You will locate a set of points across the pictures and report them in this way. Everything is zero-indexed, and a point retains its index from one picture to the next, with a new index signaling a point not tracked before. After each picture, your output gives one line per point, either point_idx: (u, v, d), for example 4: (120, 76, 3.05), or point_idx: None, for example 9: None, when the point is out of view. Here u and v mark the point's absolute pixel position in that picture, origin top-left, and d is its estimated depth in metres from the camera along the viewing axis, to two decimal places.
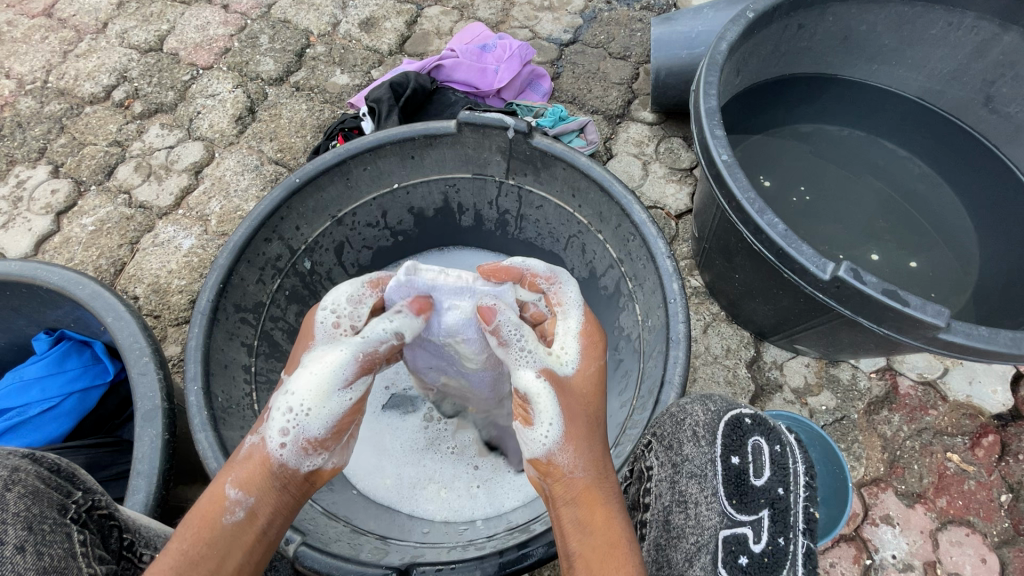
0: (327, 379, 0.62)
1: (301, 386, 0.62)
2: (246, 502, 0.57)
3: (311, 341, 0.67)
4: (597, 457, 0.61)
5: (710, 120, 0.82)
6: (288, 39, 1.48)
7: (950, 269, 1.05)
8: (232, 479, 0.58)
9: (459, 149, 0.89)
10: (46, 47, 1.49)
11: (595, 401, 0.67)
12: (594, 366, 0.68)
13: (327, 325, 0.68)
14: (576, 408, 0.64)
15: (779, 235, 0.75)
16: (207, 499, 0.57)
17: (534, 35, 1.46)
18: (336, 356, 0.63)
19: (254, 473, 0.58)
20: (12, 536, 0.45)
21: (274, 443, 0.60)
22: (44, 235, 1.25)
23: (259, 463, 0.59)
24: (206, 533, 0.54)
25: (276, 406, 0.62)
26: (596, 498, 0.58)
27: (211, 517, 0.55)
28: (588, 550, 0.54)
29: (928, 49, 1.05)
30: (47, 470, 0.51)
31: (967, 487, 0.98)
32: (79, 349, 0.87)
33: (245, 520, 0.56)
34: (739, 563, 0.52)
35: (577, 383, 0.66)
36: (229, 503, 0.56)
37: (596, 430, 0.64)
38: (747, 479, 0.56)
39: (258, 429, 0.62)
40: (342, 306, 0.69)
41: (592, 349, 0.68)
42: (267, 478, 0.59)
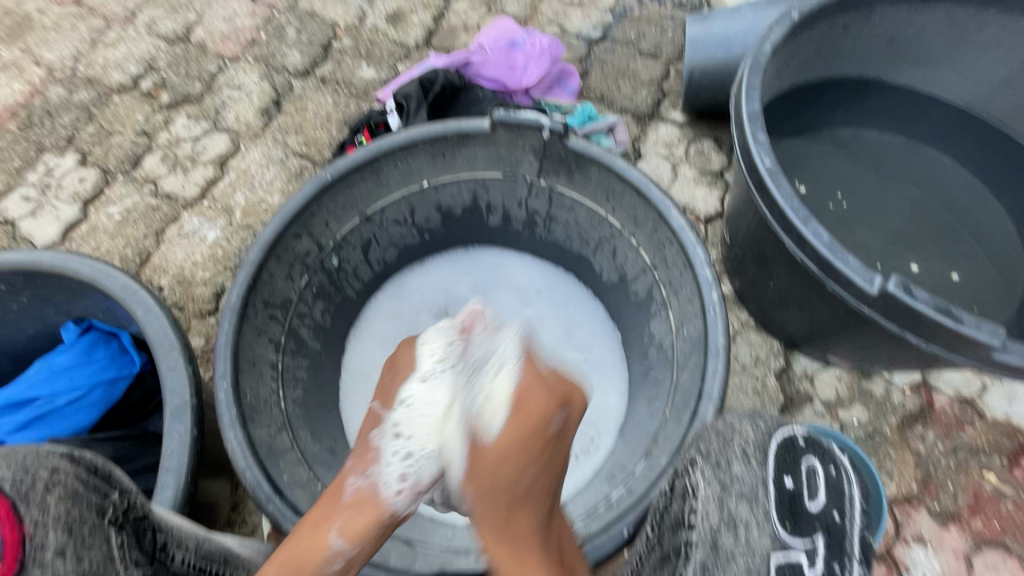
0: (438, 422, 0.66)
1: (413, 425, 0.66)
2: (346, 553, 0.58)
3: (403, 373, 0.73)
4: (503, 513, 0.57)
5: (753, 124, 0.80)
6: (315, 31, 1.47)
7: (993, 283, 1.02)
8: (338, 527, 0.59)
9: (492, 148, 0.88)
10: (75, 35, 1.49)
11: (515, 467, 0.58)
12: (519, 431, 0.60)
13: (422, 355, 0.73)
14: (488, 471, 0.59)
15: (825, 246, 0.72)
16: (309, 542, 0.57)
17: (562, 32, 1.44)
18: (439, 393, 0.68)
19: (363, 525, 0.59)
20: (53, 540, 0.45)
21: (387, 486, 0.63)
22: (72, 224, 1.25)
23: (372, 510, 0.61)
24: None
25: (387, 447, 0.66)
26: (499, 548, 0.56)
27: (310, 563, 0.56)
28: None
29: (978, 53, 1.01)
30: (86, 470, 0.49)
31: (1004, 509, 0.95)
32: (106, 340, 0.88)
33: (342, 572, 0.57)
34: None
35: (496, 443, 0.60)
36: (331, 552, 0.57)
37: (511, 493, 0.58)
38: (802, 503, 0.53)
39: (364, 471, 0.64)
40: (433, 339, 0.74)
41: (526, 408, 0.61)
42: (371, 533, 0.59)
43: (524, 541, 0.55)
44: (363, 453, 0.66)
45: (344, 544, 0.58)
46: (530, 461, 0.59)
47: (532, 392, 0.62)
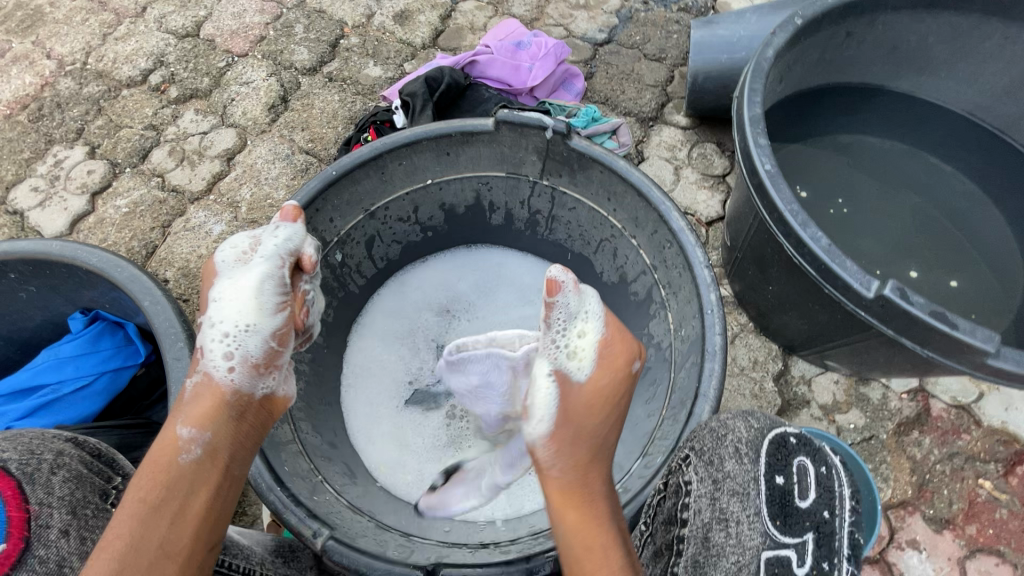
0: (253, 306, 0.63)
1: (226, 314, 0.62)
2: (201, 439, 0.59)
3: (215, 278, 0.65)
4: (584, 461, 0.62)
5: (754, 128, 0.81)
6: (323, 29, 1.48)
7: (992, 291, 1.02)
8: (183, 421, 0.59)
9: (496, 147, 0.89)
10: (86, 29, 1.51)
11: (598, 414, 0.64)
12: (609, 379, 0.65)
13: (227, 259, 0.65)
14: (577, 417, 0.63)
15: (823, 250, 0.73)
16: (160, 442, 0.58)
17: (568, 34, 1.45)
18: (253, 287, 0.63)
19: (206, 410, 0.60)
20: (58, 520, 0.53)
21: (217, 371, 0.62)
22: (80, 215, 1.27)
23: (212, 401, 0.61)
24: (161, 477, 0.56)
25: (206, 339, 0.63)
26: (573, 500, 0.59)
27: (164, 459, 0.57)
28: (567, 550, 0.57)
29: (980, 63, 1.01)
30: (89, 455, 0.60)
31: (999, 516, 0.95)
32: (112, 330, 0.89)
33: (201, 457, 0.58)
34: None
35: (584, 394, 0.64)
36: (182, 443, 0.58)
37: (593, 440, 0.63)
38: (793, 500, 0.54)
39: (196, 368, 0.63)
40: (239, 242, 0.65)
41: (614, 361, 0.65)
42: (220, 416, 0.60)
43: (597, 488, 0.61)
44: (194, 356, 0.63)
45: (194, 434, 0.59)
46: (608, 408, 0.65)
47: (619, 343, 0.66)
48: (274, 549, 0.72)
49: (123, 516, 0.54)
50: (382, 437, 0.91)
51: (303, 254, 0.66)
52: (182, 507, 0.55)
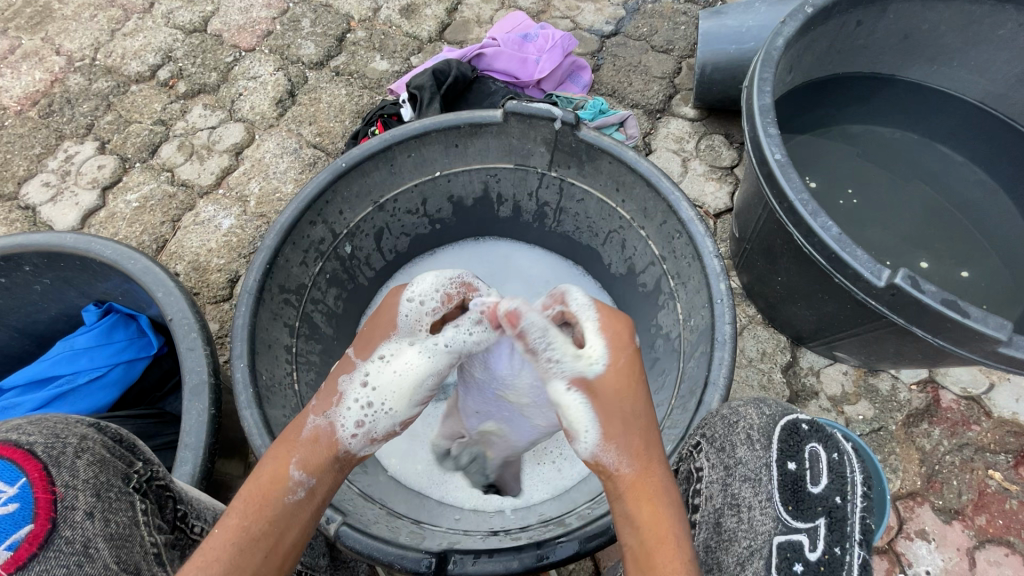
0: (408, 389, 0.65)
1: (383, 382, 0.65)
2: (307, 483, 0.57)
3: (392, 331, 0.69)
4: (645, 450, 0.57)
5: (764, 118, 0.80)
6: (330, 23, 1.49)
7: (1002, 281, 1.01)
8: (298, 460, 0.58)
9: (504, 139, 0.89)
10: (94, 25, 1.52)
11: (632, 397, 0.60)
12: (624, 360, 0.61)
13: (411, 317, 0.69)
14: (615, 402, 0.59)
15: (833, 239, 0.73)
16: (269, 476, 0.57)
17: (575, 26, 1.44)
18: (419, 370, 0.66)
19: (321, 456, 0.59)
20: (82, 502, 0.46)
21: (343, 429, 0.62)
22: (91, 210, 1.28)
23: (328, 448, 0.60)
24: (266, 512, 0.54)
25: (350, 393, 0.64)
26: (646, 493, 0.55)
27: (272, 495, 0.56)
28: (637, 546, 0.52)
29: (993, 51, 1.00)
30: (110, 439, 0.52)
31: (1009, 507, 0.95)
32: (125, 322, 0.90)
33: (304, 500, 0.57)
34: (794, 570, 0.51)
35: (609, 382, 0.60)
36: (292, 483, 0.57)
37: (642, 424, 0.59)
38: (804, 486, 0.55)
39: (325, 411, 0.63)
40: (428, 296, 0.70)
41: (619, 339, 0.62)
42: (331, 462, 0.60)
43: (666, 479, 0.57)
44: (327, 394, 0.64)
45: (303, 474, 0.58)
46: (637, 386, 0.61)
47: (614, 322, 0.64)
48: None
49: (213, 546, 0.52)
50: None
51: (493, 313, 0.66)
52: (274, 542, 0.54)
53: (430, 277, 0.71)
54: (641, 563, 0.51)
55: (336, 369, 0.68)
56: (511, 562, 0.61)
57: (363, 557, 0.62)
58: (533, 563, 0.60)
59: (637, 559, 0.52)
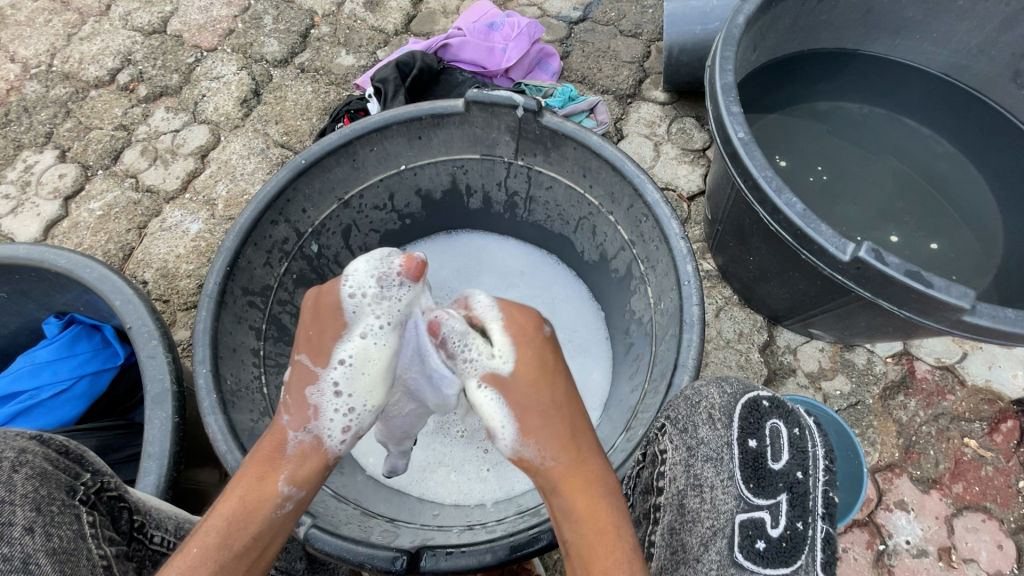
0: (381, 379, 0.65)
1: (358, 387, 0.63)
2: (296, 497, 0.57)
3: (341, 329, 0.65)
4: (567, 437, 0.57)
5: (726, 97, 0.80)
6: (293, 19, 1.45)
7: (971, 251, 1.02)
8: (286, 475, 0.57)
9: (467, 129, 0.87)
10: (50, 30, 1.47)
11: (546, 385, 0.60)
12: (534, 351, 0.62)
13: (356, 309, 0.66)
14: (528, 395, 0.59)
15: (798, 215, 0.73)
16: (254, 491, 0.55)
17: (542, 13, 1.42)
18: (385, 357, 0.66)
19: (309, 470, 0.58)
20: (21, 518, 0.46)
21: (331, 440, 0.61)
22: (53, 220, 1.24)
23: (317, 461, 0.60)
24: (252, 527, 0.53)
25: (327, 404, 0.62)
26: (579, 484, 0.54)
27: (259, 511, 0.54)
28: (578, 540, 0.52)
29: (953, 22, 1.01)
30: (55, 452, 0.51)
31: (984, 473, 0.96)
32: (89, 333, 0.88)
33: (291, 513, 0.56)
34: (756, 547, 0.53)
35: (519, 376, 0.61)
36: (279, 498, 0.56)
37: (564, 414, 0.58)
38: (766, 463, 0.56)
39: (306, 425, 0.60)
40: (368, 286, 0.67)
41: (525, 332, 0.63)
42: (320, 474, 0.59)
43: (592, 464, 0.56)
44: (300, 408, 0.61)
45: (291, 488, 0.57)
46: (556, 376, 0.61)
47: (519, 316, 0.65)
48: None
49: (194, 565, 0.50)
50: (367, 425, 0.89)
51: (416, 271, 0.68)
52: (258, 555, 0.53)
53: (361, 263, 0.68)
54: (584, 555, 0.51)
55: (292, 378, 0.63)
56: (484, 555, 0.60)
57: (334, 559, 0.61)
58: (505, 555, 0.60)
59: (579, 552, 0.51)
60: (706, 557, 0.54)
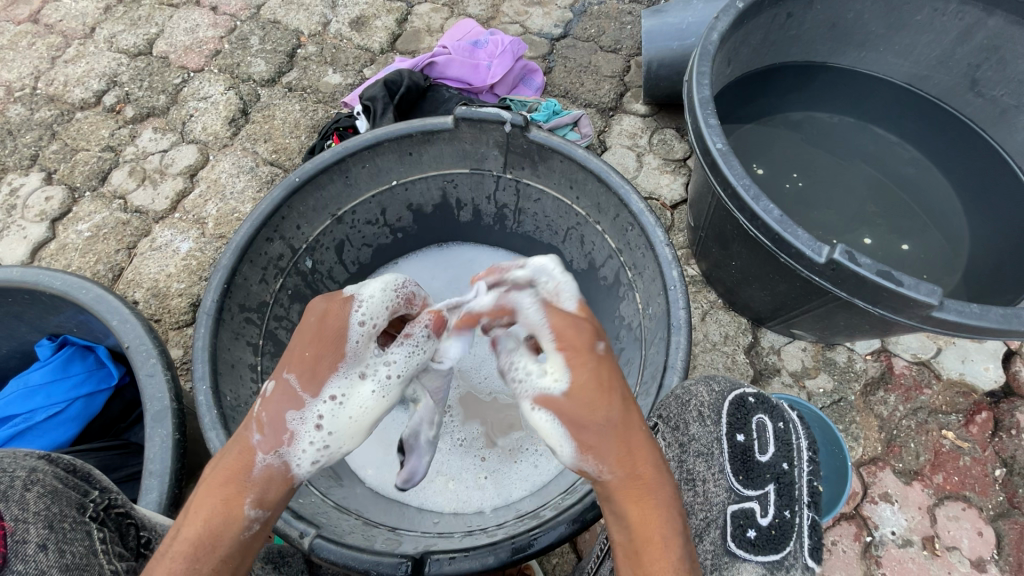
0: (364, 429, 0.62)
1: (340, 427, 0.60)
2: (262, 519, 0.52)
3: (341, 360, 0.61)
4: (621, 451, 0.53)
5: (704, 110, 0.83)
6: (279, 39, 1.48)
7: (941, 251, 1.07)
8: (252, 499, 0.52)
9: (457, 144, 0.90)
10: (33, 54, 1.47)
11: (604, 403, 0.54)
12: (589, 369, 0.56)
13: (362, 342, 0.63)
14: (576, 409, 0.55)
15: (775, 221, 0.76)
16: (220, 515, 0.50)
17: (524, 30, 1.47)
18: (378, 407, 0.63)
19: (276, 494, 0.54)
20: (34, 535, 0.46)
21: (298, 466, 0.56)
22: (40, 242, 1.24)
23: (283, 485, 0.54)
24: (218, 552, 0.49)
25: (303, 434, 0.57)
26: (639, 496, 0.51)
27: (225, 536, 0.50)
28: (626, 543, 0.51)
29: (914, 35, 1.07)
30: (62, 471, 0.52)
31: (963, 463, 1.00)
32: (82, 354, 0.88)
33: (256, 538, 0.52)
34: (747, 536, 0.56)
35: (574, 397, 0.55)
36: (246, 520, 0.51)
37: (616, 431, 0.53)
38: (753, 455, 0.60)
39: (278, 449, 0.55)
40: (376, 320, 0.66)
41: (580, 352, 0.57)
42: (286, 497, 0.55)
43: (652, 471, 0.53)
44: (275, 431, 0.55)
45: (258, 511, 0.52)
46: (610, 391, 0.55)
47: (573, 333, 0.58)
48: (264, 556, 0.69)
49: None
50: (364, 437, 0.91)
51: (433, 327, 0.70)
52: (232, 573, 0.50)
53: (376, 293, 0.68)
54: (631, 560, 0.50)
55: (274, 394, 0.57)
56: (486, 558, 0.62)
57: (340, 567, 0.62)
58: (507, 556, 0.61)
59: (629, 558, 0.50)
60: (701, 547, 0.58)
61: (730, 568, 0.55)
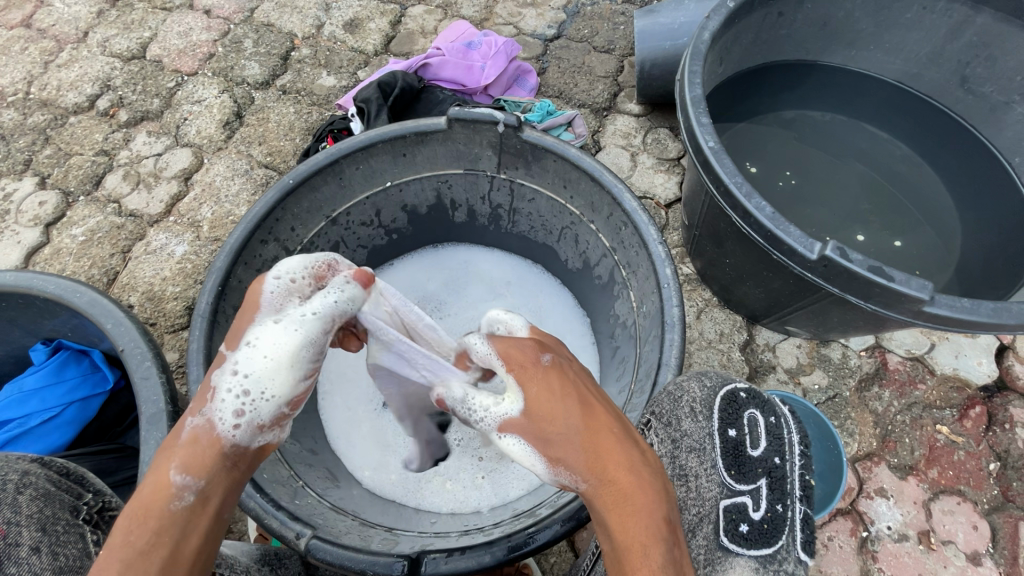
0: (288, 366, 0.56)
1: (258, 367, 0.54)
2: (195, 485, 0.47)
3: (255, 314, 0.59)
4: (592, 457, 0.50)
5: (696, 108, 0.84)
6: (273, 42, 1.48)
7: (934, 247, 1.08)
8: (177, 463, 0.48)
9: (451, 145, 0.90)
10: (26, 59, 1.47)
11: (562, 408, 0.53)
12: (540, 379, 0.56)
13: (280, 293, 0.61)
14: (538, 423, 0.54)
15: (767, 218, 0.77)
16: (147, 485, 0.46)
17: (518, 32, 1.47)
18: (294, 341, 0.57)
19: (202, 456, 0.49)
20: (27, 538, 0.46)
21: (222, 423, 0.51)
22: (34, 247, 1.24)
23: (208, 446, 0.50)
24: (149, 521, 0.44)
25: (221, 383, 0.54)
26: (620, 502, 0.48)
27: (154, 505, 0.45)
28: (612, 551, 0.47)
29: (904, 33, 1.08)
30: (55, 474, 0.52)
31: (957, 458, 1.00)
32: (77, 358, 0.87)
33: (192, 504, 0.46)
34: (739, 530, 0.57)
35: (530, 409, 0.55)
36: (175, 488, 0.46)
37: (580, 433, 0.51)
38: (745, 450, 0.61)
39: (200, 408, 0.52)
40: (298, 273, 0.63)
41: (526, 363, 0.57)
42: (218, 456, 0.49)
43: (628, 464, 0.49)
44: (201, 395, 0.53)
45: (187, 476, 0.47)
46: (569, 395, 0.54)
47: (514, 350, 0.59)
48: (260, 558, 0.69)
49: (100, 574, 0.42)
50: (362, 439, 0.91)
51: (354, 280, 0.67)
52: (170, 552, 0.44)
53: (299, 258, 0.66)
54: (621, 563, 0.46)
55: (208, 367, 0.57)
56: (483, 556, 0.62)
57: (336, 568, 0.63)
58: (504, 555, 0.62)
59: (615, 566, 0.46)
60: (694, 542, 0.58)
61: (722, 562, 0.56)
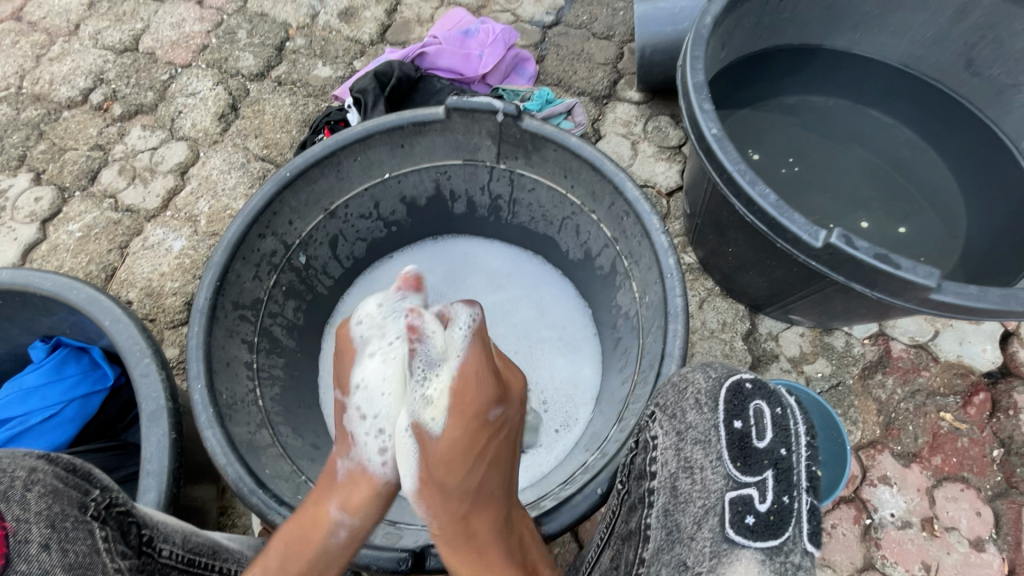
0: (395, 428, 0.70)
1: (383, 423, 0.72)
2: (351, 525, 0.66)
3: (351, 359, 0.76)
4: (457, 514, 0.67)
5: (698, 94, 0.82)
6: (267, 33, 1.45)
7: (938, 233, 1.07)
8: (341, 503, 0.67)
9: (449, 135, 0.89)
10: (17, 52, 1.45)
11: (459, 466, 0.67)
12: (457, 431, 0.67)
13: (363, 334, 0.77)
14: (438, 471, 0.67)
15: (771, 206, 0.76)
16: (317, 519, 0.65)
17: (515, 19, 1.45)
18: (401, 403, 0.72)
19: (360, 499, 0.68)
20: (36, 535, 0.47)
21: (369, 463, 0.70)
22: (31, 244, 1.23)
23: (365, 487, 0.69)
24: (312, 553, 0.62)
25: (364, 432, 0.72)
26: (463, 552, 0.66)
27: (319, 538, 0.64)
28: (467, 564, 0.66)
29: (909, 15, 1.06)
30: (63, 470, 0.52)
31: (961, 444, 1.00)
32: (77, 356, 0.87)
33: (348, 543, 0.65)
34: (745, 522, 0.56)
35: (441, 451, 0.67)
36: (335, 528, 0.65)
37: (469, 496, 0.67)
38: (751, 442, 0.60)
39: (356, 452, 0.72)
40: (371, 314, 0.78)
41: (465, 408, 0.67)
42: (368, 502, 0.67)
43: (489, 530, 0.66)
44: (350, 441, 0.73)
45: (347, 517, 0.66)
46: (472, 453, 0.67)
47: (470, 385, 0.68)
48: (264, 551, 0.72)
49: None
50: None
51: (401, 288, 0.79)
52: None
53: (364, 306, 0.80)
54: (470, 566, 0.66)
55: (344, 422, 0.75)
56: None
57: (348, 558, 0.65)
58: None
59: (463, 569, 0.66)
60: (700, 535, 0.58)
61: (728, 554, 0.55)
